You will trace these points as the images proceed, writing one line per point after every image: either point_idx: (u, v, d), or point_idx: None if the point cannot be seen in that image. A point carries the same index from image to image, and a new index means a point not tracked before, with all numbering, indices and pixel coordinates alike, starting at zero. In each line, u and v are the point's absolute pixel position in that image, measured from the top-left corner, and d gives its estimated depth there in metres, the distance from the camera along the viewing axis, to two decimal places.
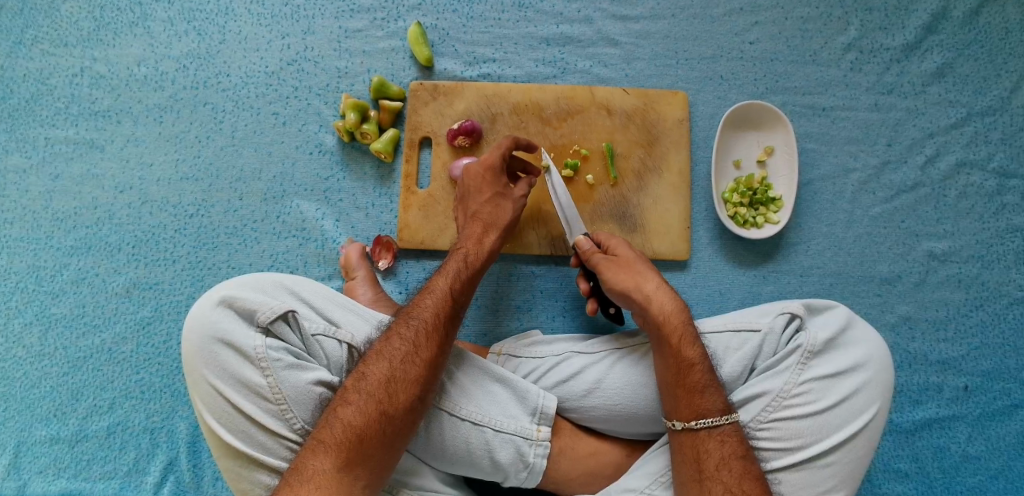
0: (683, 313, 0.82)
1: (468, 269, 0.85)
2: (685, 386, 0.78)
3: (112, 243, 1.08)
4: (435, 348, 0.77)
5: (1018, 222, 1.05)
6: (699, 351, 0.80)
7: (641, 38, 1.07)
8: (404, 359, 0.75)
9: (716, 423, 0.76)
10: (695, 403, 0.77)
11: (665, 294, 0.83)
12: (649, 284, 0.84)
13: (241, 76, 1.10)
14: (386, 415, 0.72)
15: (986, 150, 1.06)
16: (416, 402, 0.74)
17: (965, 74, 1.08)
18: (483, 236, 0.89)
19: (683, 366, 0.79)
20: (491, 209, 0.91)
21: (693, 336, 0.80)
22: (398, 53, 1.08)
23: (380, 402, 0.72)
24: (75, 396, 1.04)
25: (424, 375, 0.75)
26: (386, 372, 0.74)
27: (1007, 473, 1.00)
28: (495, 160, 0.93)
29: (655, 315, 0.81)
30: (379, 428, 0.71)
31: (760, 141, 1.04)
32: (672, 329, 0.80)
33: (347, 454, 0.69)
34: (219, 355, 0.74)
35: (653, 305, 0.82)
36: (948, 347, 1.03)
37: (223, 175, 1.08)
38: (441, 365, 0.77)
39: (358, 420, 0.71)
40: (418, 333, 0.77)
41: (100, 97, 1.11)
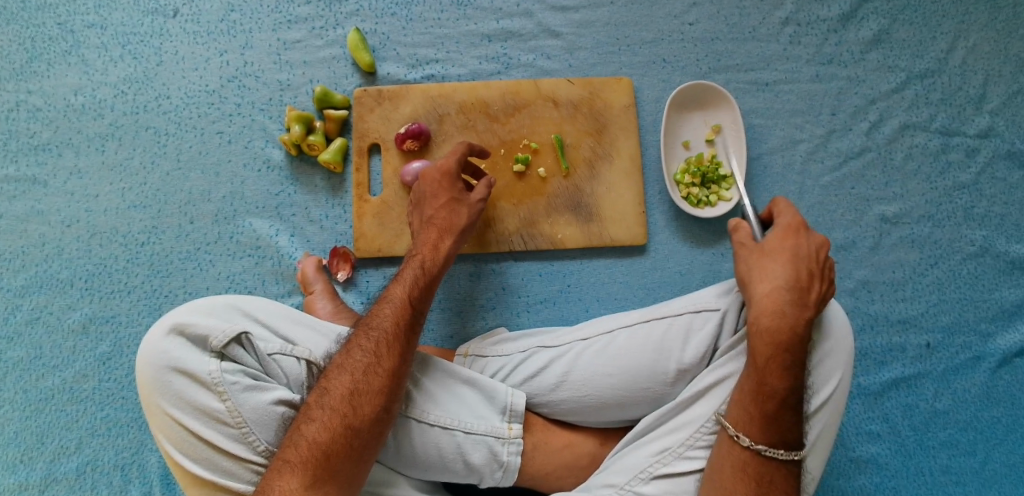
0: (779, 337, 0.72)
1: (426, 273, 0.84)
2: (755, 406, 0.72)
3: (63, 280, 1.05)
4: (397, 356, 0.75)
5: (964, 179, 1.07)
6: (788, 385, 0.72)
7: (582, 27, 1.07)
8: (366, 370, 0.74)
9: (776, 454, 0.72)
10: (767, 432, 0.72)
11: (772, 309, 0.73)
12: (763, 288, 0.75)
13: (182, 97, 1.08)
14: (352, 429, 0.70)
15: (928, 111, 1.08)
16: (381, 414, 0.72)
17: (902, 39, 1.09)
18: (439, 240, 0.87)
19: (761, 391, 0.72)
20: (449, 213, 0.90)
21: (780, 366, 0.72)
22: (339, 61, 1.07)
23: (345, 416, 0.71)
24: (39, 440, 1.01)
25: (389, 385, 0.74)
26: (348, 385, 0.73)
27: (976, 424, 1.02)
28: (451, 165, 0.92)
29: (751, 323, 0.74)
30: (345, 443, 0.70)
31: (707, 120, 1.04)
32: (763, 348, 0.73)
33: (314, 472, 0.67)
34: (174, 384, 0.73)
35: (756, 310, 0.74)
36: (907, 307, 1.05)
37: (172, 199, 1.06)
38: (404, 375, 0.75)
39: (322, 436, 0.69)
40: (380, 343, 0.76)
41: (38, 131, 1.08)
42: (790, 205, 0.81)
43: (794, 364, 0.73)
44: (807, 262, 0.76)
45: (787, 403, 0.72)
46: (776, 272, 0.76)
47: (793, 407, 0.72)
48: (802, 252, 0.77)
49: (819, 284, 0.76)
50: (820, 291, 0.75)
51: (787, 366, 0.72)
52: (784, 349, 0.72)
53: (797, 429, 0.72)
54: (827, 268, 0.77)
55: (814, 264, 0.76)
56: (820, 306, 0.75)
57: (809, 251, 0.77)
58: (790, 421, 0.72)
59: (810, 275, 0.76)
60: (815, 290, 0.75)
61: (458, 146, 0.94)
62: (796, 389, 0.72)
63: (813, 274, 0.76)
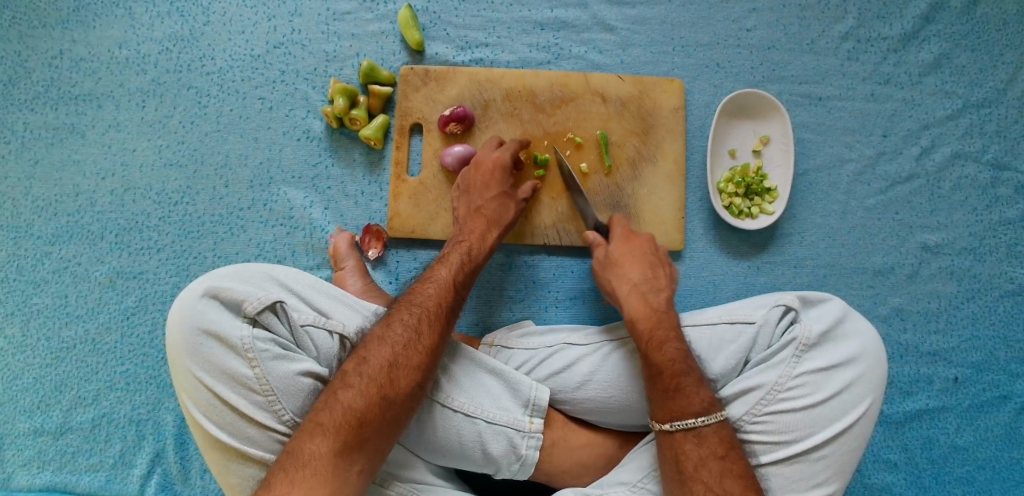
0: (655, 316, 0.83)
1: (472, 260, 0.86)
2: (660, 387, 0.78)
3: (93, 232, 1.05)
4: (436, 335, 0.76)
5: (1011, 215, 1.05)
6: (674, 352, 0.79)
7: (636, 24, 1.05)
8: (407, 345, 0.74)
9: (693, 424, 0.75)
10: (668, 406, 0.76)
11: (638, 298, 0.85)
12: (625, 289, 0.86)
13: (226, 59, 1.07)
14: (387, 400, 0.70)
15: (981, 142, 1.06)
16: (415, 388, 0.73)
17: (962, 65, 1.07)
18: (485, 232, 0.89)
19: (651, 372, 0.79)
20: (497, 203, 0.91)
21: (663, 337, 0.81)
22: (388, 37, 1.05)
23: (382, 386, 0.70)
24: (58, 388, 1.02)
25: (426, 362, 0.74)
26: (387, 357, 0.72)
27: (994, 464, 1.01)
28: (505, 159, 0.92)
29: (628, 318, 0.84)
30: (378, 413, 0.69)
31: (755, 130, 1.02)
32: (645, 333, 0.81)
33: (345, 439, 0.67)
34: (204, 346, 0.72)
35: (626, 307, 0.85)
36: (939, 339, 1.03)
37: (208, 161, 1.05)
38: (440, 355, 0.76)
39: (357, 404, 0.69)
40: (421, 320, 0.76)
41: (80, 81, 1.07)
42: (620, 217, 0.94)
43: (672, 339, 0.81)
44: (646, 256, 0.90)
45: (677, 373, 0.78)
46: (631, 273, 0.88)
47: (683, 373, 0.78)
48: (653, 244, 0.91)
49: (662, 270, 0.89)
50: (664, 274, 0.88)
51: (669, 336, 0.81)
52: (660, 324, 0.82)
53: (702, 400, 0.76)
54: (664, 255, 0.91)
55: (653, 256, 0.90)
56: (670, 286, 0.88)
57: (643, 248, 0.90)
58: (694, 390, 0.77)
59: (653, 266, 0.89)
60: (661, 275, 0.89)
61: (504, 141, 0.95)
62: (684, 356, 0.79)
63: (655, 263, 0.89)
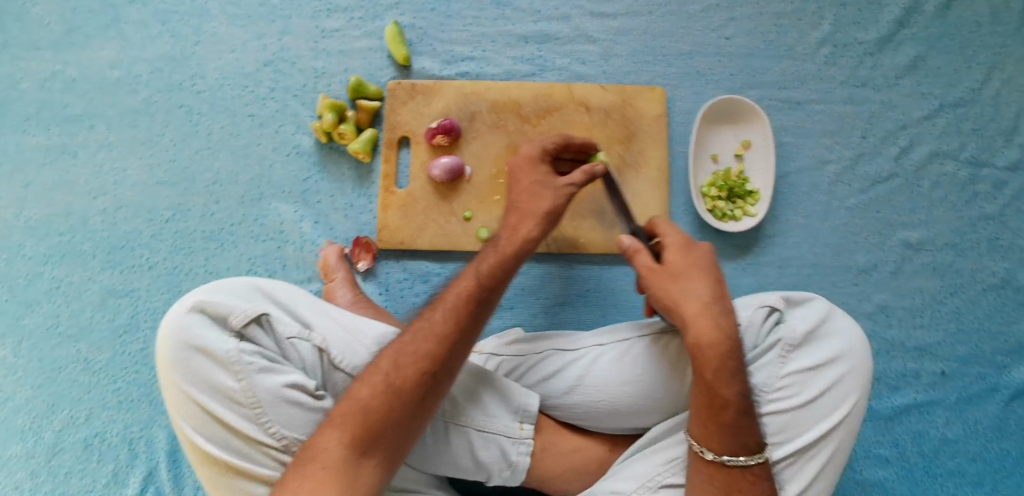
0: (724, 344, 0.73)
1: (506, 245, 0.78)
2: (717, 422, 0.72)
3: (86, 251, 1.06)
4: (452, 326, 0.71)
5: (990, 210, 1.07)
6: (737, 392, 0.72)
7: (618, 34, 1.07)
8: (418, 334, 0.71)
9: (748, 462, 0.72)
10: (726, 441, 0.72)
11: (707, 324, 0.73)
12: (695, 307, 0.74)
13: (216, 78, 1.09)
14: (394, 391, 0.67)
15: (958, 140, 1.08)
16: (426, 379, 0.69)
17: (937, 67, 1.09)
18: (518, 225, 0.80)
19: (716, 404, 0.72)
20: (533, 200, 0.82)
21: (730, 376, 0.72)
22: (375, 52, 1.07)
23: (387, 375, 0.68)
24: (51, 408, 1.02)
25: (440, 351, 0.70)
26: (398, 348, 0.70)
27: (985, 455, 1.01)
28: (534, 152, 0.84)
29: (694, 343, 0.73)
30: (387, 404, 0.67)
31: (737, 135, 1.05)
32: (710, 365, 0.72)
33: (354, 430, 0.66)
34: (192, 361, 0.73)
35: (691, 330, 0.74)
36: (925, 334, 1.04)
37: (199, 179, 1.07)
38: (460, 348, 0.71)
39: (366, 395, 0.67)
40: (444, 312, 0.72)
41: (72, 103, 1.09)
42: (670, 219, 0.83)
43: (739, 372, 0.73)
44: (709, 272, 0.77)
45: (745, 410, 0.72)
46: (696, 289, 0.76)
47: (750, 412, 0.73)
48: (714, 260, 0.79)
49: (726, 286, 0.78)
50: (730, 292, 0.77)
51: (736, 371, 0.72)
52: (729, 358, 0.72)
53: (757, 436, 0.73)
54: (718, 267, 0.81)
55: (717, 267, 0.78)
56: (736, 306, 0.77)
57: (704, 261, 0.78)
58: (749, 426, 0.73)
59: (719, 282, 0.77)
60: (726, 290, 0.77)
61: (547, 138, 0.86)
62: (746, 394, 0.72)
63: (721, 282, 0.77)
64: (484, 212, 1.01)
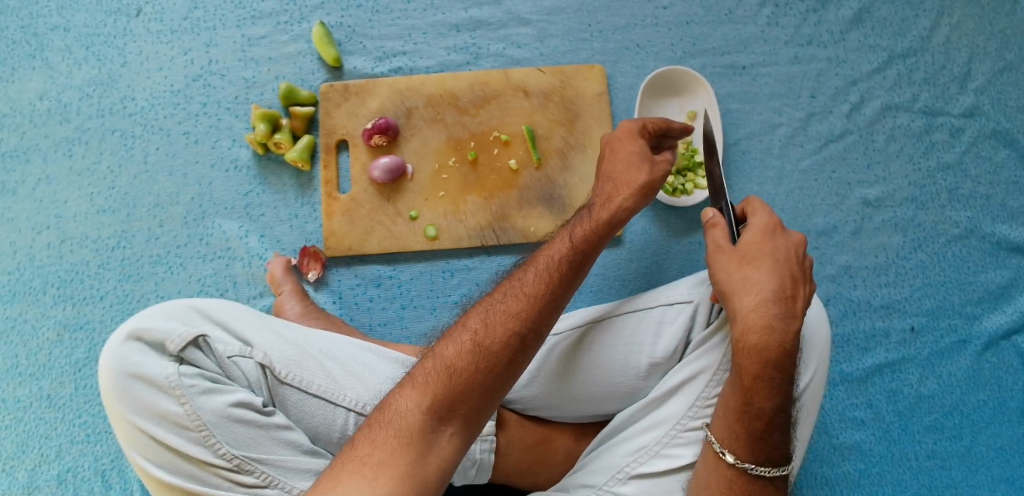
0: (772, 349, 0.69)
1: (601, 211, 0.76)
2: (746, 430, 0.68)
3: (35, 287, 1.04)
4: (547, 291, 0.67)
5: (948, 159, 1.05)
6: (776, 405, 0.68)
7: (552, 14, 1.04)
8: (509, 292, 0.66)
9: (768, 473, 0.68)
10: (750, 447, 0.68)
11: (761, 324, 0.69)
12: (751, 301, 0.71)
13: (147, 98, 1.06)
14: (482, 352, 0.61)
15: (910, 91, 1.06)
16: (515, 339, 0.63)
17: (883, 18, 1.07)
18: (615, 194, 0.78)
19: (747, 409, 0.68)
20: (628, 171, 0.79)
21: (770, 385, 0.68)
22: (306, 56, 1.04)
23: (475, 334, 0.62)
24: (19, 448, 1.00)
25: (533, 315, 0.64)
26: (487, 307, 0.65)
27: (962, 408, 1.00)
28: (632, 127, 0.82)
29: (739, 338, 0.70)
30: (472, 366, 0.60)
31: (682, 106, 1.01)
32: (748, 367, 0.69)
33: (435, 393, 0.58)
34: (131, 391, 0.71)
35: (741, 325, 0.70)
36: (891, 291, 1.03)
37: (140, 203, 1.04)
38: (552, 316, 0.66)
39: (451, 356, 0.61)
40: (540, 277, 0.68)
41: (4, 138, 1.06)
42: (765, 205, 0.78)
43: (780, 380, 0.69)
44: (781, 274, 0.73)
45: (776, 423, 0.68)
46: (759, 284, 0.72)
47: (782, 426, 0.68)
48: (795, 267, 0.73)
49: (802, 291, 0.73)
50: (803, 297, 0.72)
51: (773, 386, 0.68)
52: (773, 367, 0.68)
53: (782, 448, 0.68)
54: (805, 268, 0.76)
55: (796, 266, 0.74)
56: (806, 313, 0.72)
57: (781, 262, 0.74)
58: (777, 440, 0.68)
59: (791, 286, 0.72)
60: (801, 293, 0.73)
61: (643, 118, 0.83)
62: (784, 409, 0.68)
63: (794, 285, 0.72)
64: (429, 209, 0.98)
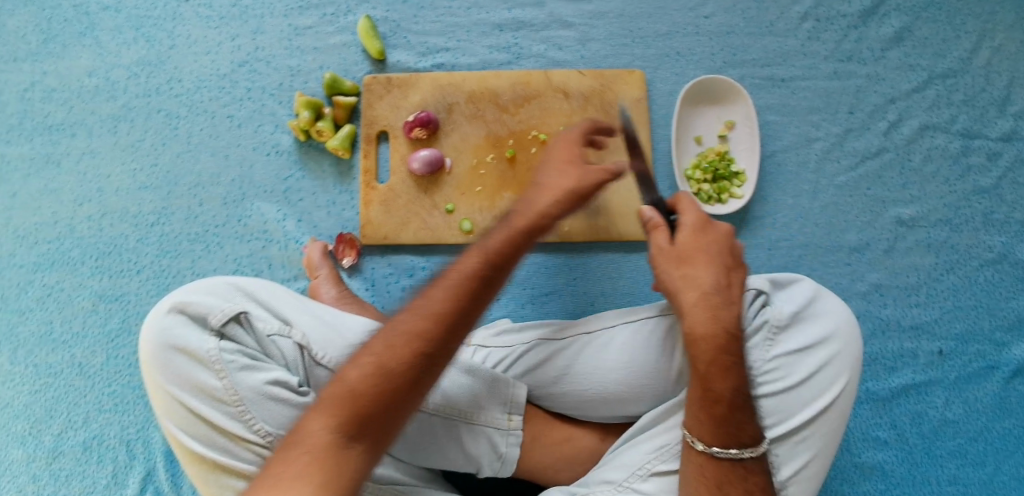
0: (719, 335, 0.73)
1: (526, 221, 0.74)
2: (712, 416, 0.70)
3: (74, 258, 1.06)
4: (454, 301, 0.64)
5: (984, 183, 1.05)
6: (732, 386, 0.71)
7: (594, 18, 1.06)
8: (411, 310, 0.64)
9: (741, 455, 0.71)
10: (722, 431, 0.70)
11: (704, 314, 0.74)
12: (693, 295, 0.76)
13: (194, 80, 1.08)
14: (386, 370, 0.60)
15: (949, 112, 1.06)
16: (421, 356, 0.61)
17: (924, 38, 1.07)
18: (539, 202, 0.78)
19: (708, 395, 0.71)
20: (559, 179, 0.80)
21: (724, 369, 0.72)
22: (350, 48, 1.06)
23: (378, 355, 0.60)
24: (48, 413, 1.02)
25: (441, 328, 0.62)
26: (392, 325, 0.63)
27: (987, 435, 1.00)
28: (574, 134, 0.83)
29: (688, 331, 0.74)
30: (376, 385, 0.59)
31: (720, 115, 1.03)
32: (704, 355, 0.73)
33: (340, 413, 0.57)
34: (173, 363, 0.72)
35: (687, 319, 0.75)
36: (920, 312, 1.03)
37: (181, 181, 1.06)
38: (462, 327, 0.64)
39: (354, 377, 0.60)
40: (449, 284, 0.65)
41: (53, 111, 1.09)
42: (694, 201, 0.84)
43: (734, 364, 0.72)
44: (717, 264, 0.79)
45: (736, 404, 0.71)
46: (699, 278, 0.77)
47: (742, 406, 0.71)
48: (731, 257, 0.80)
49: (735, 278, 0.78)
50: (738, 284, 0.78)
51: (728, 367, 0.72)
52: (723, 351, 0.72)
53: (749, 427, 0.71)
54: (737, 257, 0.81)
55: (728, 256, 0.79)
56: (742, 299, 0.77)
57: (716, 252, 0.79)
58: (742, 419, 0.71)
59: (727, 274, 0.78)
60: (733, 282, 0.78)
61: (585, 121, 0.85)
62: (740, 389, 0.71)
63: (728, 272, 0.78)
64: (465, 204, 1.00)
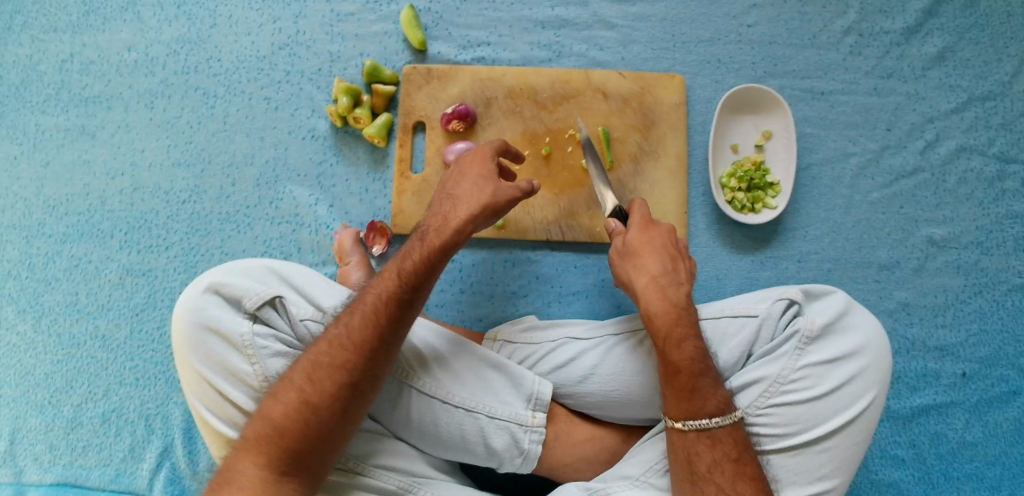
0: (672, 313, 0.79)
1: (433, 238, 0.76)
2: (674, 388, 0.76)
3: (104, 231, 1.06)
4: (367, 335, 0.70)
5: (1018, 208, 1.04)
6: (689, 355, 0.76)
7: (637, 20, 1.06)
8: (331, 345, 0.70)
9: (707, 425, 0.74)
10: (686, 406, 0.75)
11: (654, 295, 0.80)
12: (644, 282, 0.81)
13: (233, 61, 1.08)
14: (308, 405, 0.67)
15: (987, 135, 1.05)
16: (343, 390, 0.68)
17: (966, 58, 1.06)
18: (451, 213, 0.79)
19: (670, 369, 0.77)
20: (473, 191, 0.81)
21: (679, 341, 0.77)
22: (391, 37, 1.06)
23: (301, 391, 0.67)
24: (68, 384, 1.02)
25: (357, 362, 0.69)
26: (312, 359, 0.70)
27: (1004, 459, 0.99)
28: (487, 149, 0.84)
29: (645, 315, 0.80)
30: (301, 421, 0.66)
31: (758, 125, 1.03)
32: (662, 330, 0.78)
33: (267, 450, 0.65)
34: (205, 343, 0.72)
35: (641, 304, 0.81)
36: (946, 333, 1.02)
37: (215, 160, 1.07)
38: (384, 353, 0.70)
39: (278, 413, 0.67)
40: (360, 318, 0.71)
41: (90, 84, 1.09)
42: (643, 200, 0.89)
43: (689, 338, 0.78)
44: (666, 251, 0.84)
45: (697, 373, 0.76)
46: (650, 266, 0.83)
47: (702, 374, 0.76)
48: (680, 247, 0.85)
49: (683, 264, 0.84)
50: (685, 268, 0.84)
51: (684, 338, 0.77)
52: (676, 325, 0.78)
53: (713, 397, 0.75)
54: (683, 247, 0.87)
55: (675, 245, 0.85)
56: (690, 281, 0.83)
57: (664, 241, 0.85)
58: (706, 388, 0.75)
59: (676, 260, 0.84)
60: (681, 267, 0.84)
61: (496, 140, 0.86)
62: (698, 358, 0.77)
63: (675, 258, 0.84)
64: None
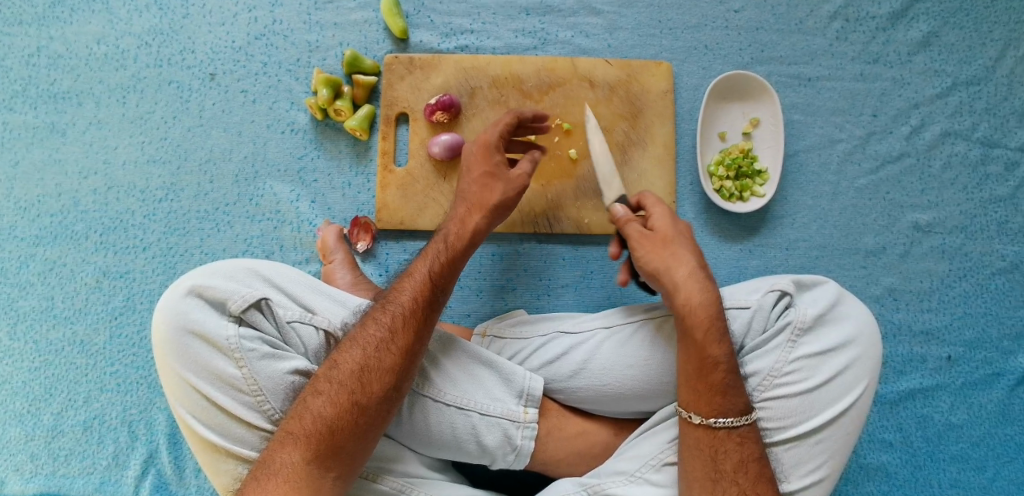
0: (714, 307, 0.76)
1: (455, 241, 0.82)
2: (707, 382, 0.74)
3: (78, 232, 1.02)
4: (412, 334, 0.73)
5: (1001, 192, 1.04)
6: (725, 351, 0.75)
7: (623, 7, 1.04)
8: (378, 346, 0.71)
9: (736, 424, 0.74)
10: (717, 401, 0.74)
11: (696, 287, 0.76)
12: (685, 272, 0.77)
13: (207, 52, 1.05)
14: (358, 406, 0.68)
15: (971, 120, 1.05)
16: (391, 391, 0.70)
17: (950, 43, 1.06)
18: (467, 217, 0.84)
19: (705, 363, 0.74)
20: (479, 189, 0.85)
21: (719, 336, 0.75)
22: (372, 25, 1.03)
23: (352, 392, 0.69)
24: (47, 391, 0.99)
25: (401, 364, 0.71)
26: (358, 360, 0.71)
27: (989, 440, 1.01)
28: (490, 137, 0.86)
29: (685, 304, 0.75)
30: (350, 419, 0.68)
31: (745, 112, 1.02)
32: (703, 324, 0.75)
33: (317, 447, 0.66)
34: (191, 348, 0.71)
35: (681, 293, 0.76)
36: (931, 317, 1.03)
37: (192, 157, 1.03)
38: (418, 354, 0.73)
39: (328, 410, 0.67)
40: (398, 318, 0.73)
41: (58, 79, 1.05)
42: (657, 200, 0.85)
43: (725, 333, 0.76)
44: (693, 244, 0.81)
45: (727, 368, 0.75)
46: (685, 258, 0.78)
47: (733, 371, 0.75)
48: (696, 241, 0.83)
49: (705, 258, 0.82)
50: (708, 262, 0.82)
51: (724, 331, 0.75)
52: (717, 319, 0.75)
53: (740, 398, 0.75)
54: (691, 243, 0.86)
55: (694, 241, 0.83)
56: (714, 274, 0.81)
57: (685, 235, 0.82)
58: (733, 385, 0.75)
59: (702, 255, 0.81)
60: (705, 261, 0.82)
61: (504, 117, 0.88)
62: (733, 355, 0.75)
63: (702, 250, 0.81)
64: None
